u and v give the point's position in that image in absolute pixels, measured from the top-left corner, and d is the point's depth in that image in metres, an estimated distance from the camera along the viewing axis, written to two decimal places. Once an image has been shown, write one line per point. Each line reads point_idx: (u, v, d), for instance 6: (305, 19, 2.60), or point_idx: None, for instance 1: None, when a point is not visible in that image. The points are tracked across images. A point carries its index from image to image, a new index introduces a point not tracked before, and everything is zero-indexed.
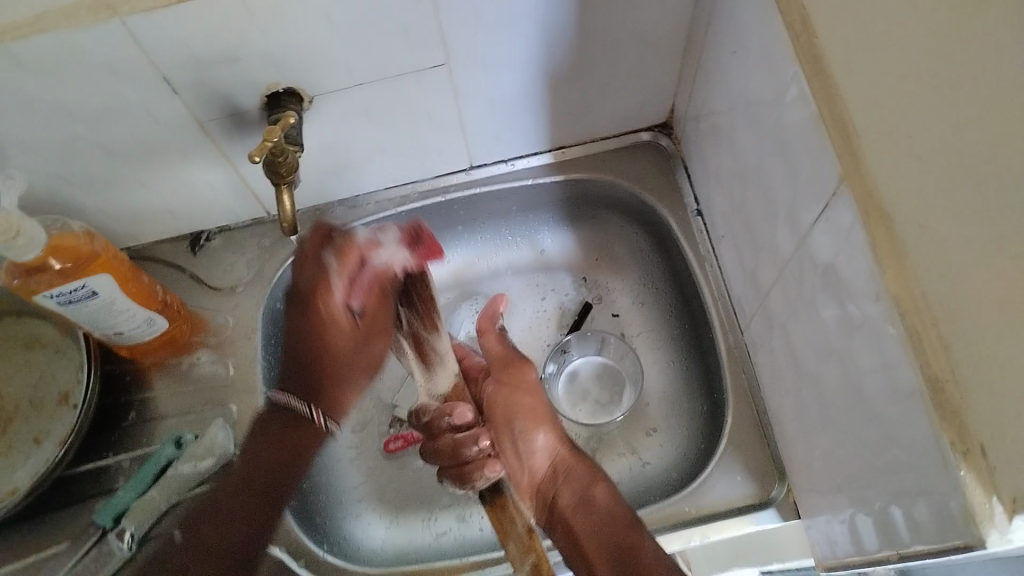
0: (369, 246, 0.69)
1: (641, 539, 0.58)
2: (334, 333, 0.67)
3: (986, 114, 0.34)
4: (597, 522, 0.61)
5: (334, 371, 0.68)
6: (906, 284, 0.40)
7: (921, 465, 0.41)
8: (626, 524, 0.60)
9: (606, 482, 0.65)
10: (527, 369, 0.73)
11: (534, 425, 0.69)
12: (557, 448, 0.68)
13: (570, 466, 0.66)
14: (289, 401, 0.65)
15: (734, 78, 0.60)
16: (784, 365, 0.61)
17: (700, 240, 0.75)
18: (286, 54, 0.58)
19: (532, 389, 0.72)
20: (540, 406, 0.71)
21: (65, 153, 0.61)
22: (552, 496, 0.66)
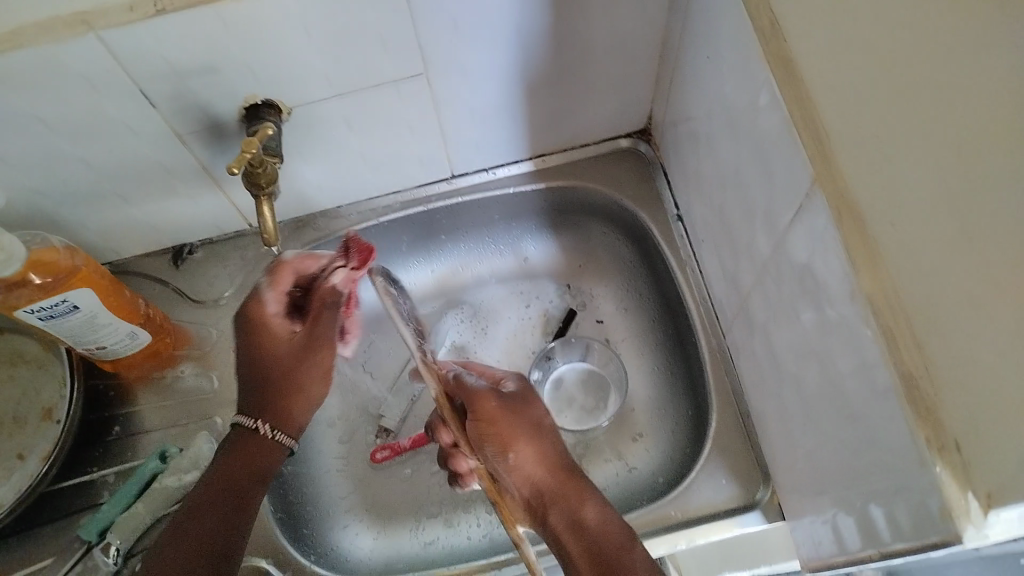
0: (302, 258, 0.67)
1: (632, 561, 0.52)
2: (270, 344, 0.64)
3: (966, 118, 0.35)
4: (589, 544, 0.54)
5: (284, 378, 0.64)
6: (879, 283, 0.40)
7: (900, 463, 0.42)
8: (617, 544, 0.53)
9: (596, 497, 0.57)
10: (485, 396, 0.60)
11: (505, 447, 0.58)
12: (537, 470, 0.58)
13: (554, 486, 0.57)
14: (245, 419, 0.62)
15: (709, 84, 0.60)
16: (766, 367, 0.61)
17: (681, 244, 0.75)
18: (264, 65, 0.58)
19: (503, 412, 0.59)
20: (511, 426, 0.59)
21: (45, 168, 0.61)
22: (541, 517, 0.57)
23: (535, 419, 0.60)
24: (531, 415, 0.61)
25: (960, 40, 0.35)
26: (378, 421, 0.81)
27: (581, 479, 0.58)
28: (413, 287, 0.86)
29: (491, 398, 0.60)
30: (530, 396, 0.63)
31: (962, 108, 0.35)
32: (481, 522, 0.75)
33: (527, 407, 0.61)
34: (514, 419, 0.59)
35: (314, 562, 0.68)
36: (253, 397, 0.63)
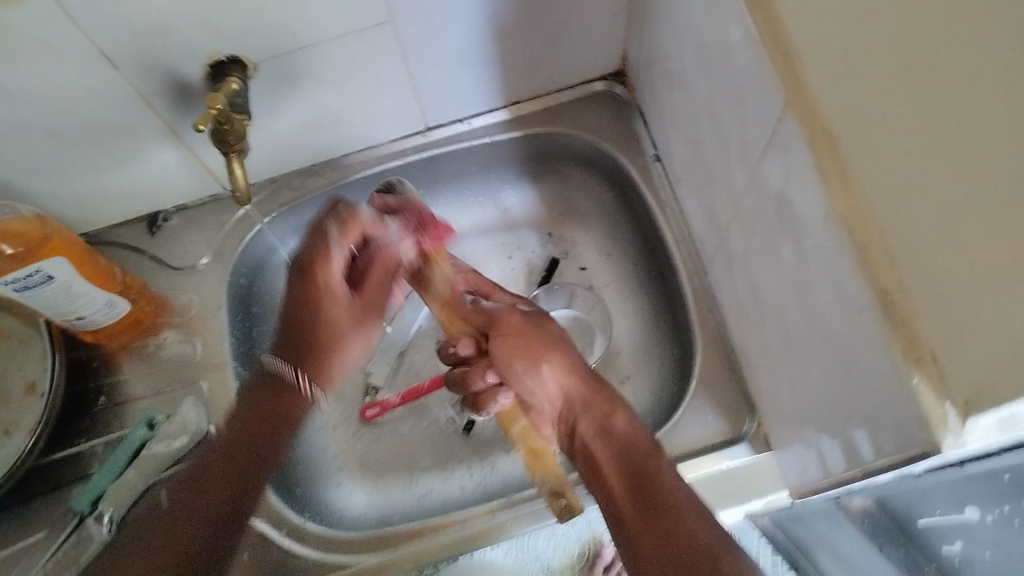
0: (374, 225, 0.65)
1: (660, 468, 0.55)
2: (333, 307, 0.63)
3: (913, 22, 0.34)
4: (616, 450, 0.58)
5: (328, 341, 0.63)
6: (852, 201, 0.40)
7: (879, 381, 0.42)
8: (645, 452, 0.56)
9: (625, 409, 0.61)
10: (508, 315, 0.68)
11: (536, 359, 0.65)
12: (567, 381, 0.64)
13: (584, 396, 0.63)
14: (284, 371, 0.62)
15: (679, 19, 0.60)
16: (747, 301, 0.61)
17: (660, 186, 0.75)
18: (226, 16, 0.57)
19: (526, 329, 0.67)
20: (537, 339, 0.66)
21: (7, 137, 0.60)
22: (573, 424, 0.62)
23: (557, 334, 0.67)
24: (552, 331, 0.68)
25: None
26: (366, 380, 0.81)
27: (610, 390, 0.63)
28: None
29: (515, 316, 0.68)
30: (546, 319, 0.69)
31: (906, 12, 0.35)
32: (474, 472, 0.75)
33: (548, 324, 0.68)
34: (540, 334, 0.67)
35: (309, 519, 0.68)
36: (293, 342, 0.63)
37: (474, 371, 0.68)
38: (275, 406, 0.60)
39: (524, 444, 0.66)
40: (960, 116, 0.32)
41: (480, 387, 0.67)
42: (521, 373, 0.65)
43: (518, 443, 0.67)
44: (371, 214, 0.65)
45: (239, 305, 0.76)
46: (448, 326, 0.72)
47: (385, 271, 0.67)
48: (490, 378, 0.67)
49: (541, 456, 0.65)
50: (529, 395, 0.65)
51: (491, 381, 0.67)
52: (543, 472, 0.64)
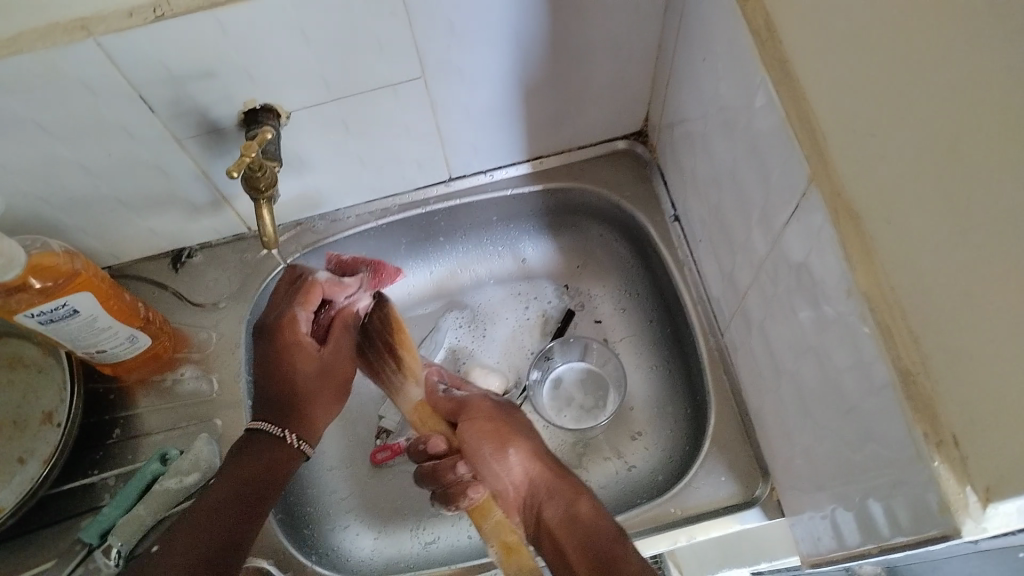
0: (332, 286, 0.73)
1: (626, 553, 0.56)
2: (303, 360, 0.68)
3: (934, 109, 0.35)
4: (583, 536, 0.59)
5: (305, 399, 0.68)
6: (876, 280, 0.41)
7: (898, 458, 0.42)
8: (610, 537, 0.57)
9: (590, 495, 0.62)
10: (479, 401, 0.71)
11: (503, 444, 0.66)
12: (532, 465, 0.65)
13: (548, 480, 0.63)
14: (268, 428, 0.65)
15: (705, 86, 0.61)
16: (764, 366, 0.61)
17: (679, 245, 0.76)
18: (263, 68, 0.58)
19: (494, 413, 0.69)
20: (505, 426, 0.68)
21: (42, 174, 0.61)
22: (538, 511, 0.63)
23: (524, 423, 0.69)
24: (520, 419, 0.70)
25: (918, 31, 0.36)
26: (378, 423, 0.81)
27: (574, 476, 0.64)
28: (411, 289, 0.86)
29: (486, 402, 0.70)
30: (513, 411, 0.71)
31: (927, 99, 0.36)
32: None
33: (518, 413, 0.71)
34: (506, 421, 0.69)
35: (315, 563, 0.68)
36: (275, 400, 0.67)
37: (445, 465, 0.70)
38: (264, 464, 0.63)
39: (497, 539, 0.66)
40: (979, 204, 0.33)
41: (454, 479, 0.69)
42: (488, 458, 0.66)
43: (492, 538, 0.66)
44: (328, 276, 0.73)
45: None
46: (420, 425, 0.74)
47: (345, 325, 0.74)
48: (463, 469, 0.68)
49: (514, 550, 0.65)
50: (496, 480, 0.66)
51: (464, 474, 0.68)
52: (521, 570, 0.64)
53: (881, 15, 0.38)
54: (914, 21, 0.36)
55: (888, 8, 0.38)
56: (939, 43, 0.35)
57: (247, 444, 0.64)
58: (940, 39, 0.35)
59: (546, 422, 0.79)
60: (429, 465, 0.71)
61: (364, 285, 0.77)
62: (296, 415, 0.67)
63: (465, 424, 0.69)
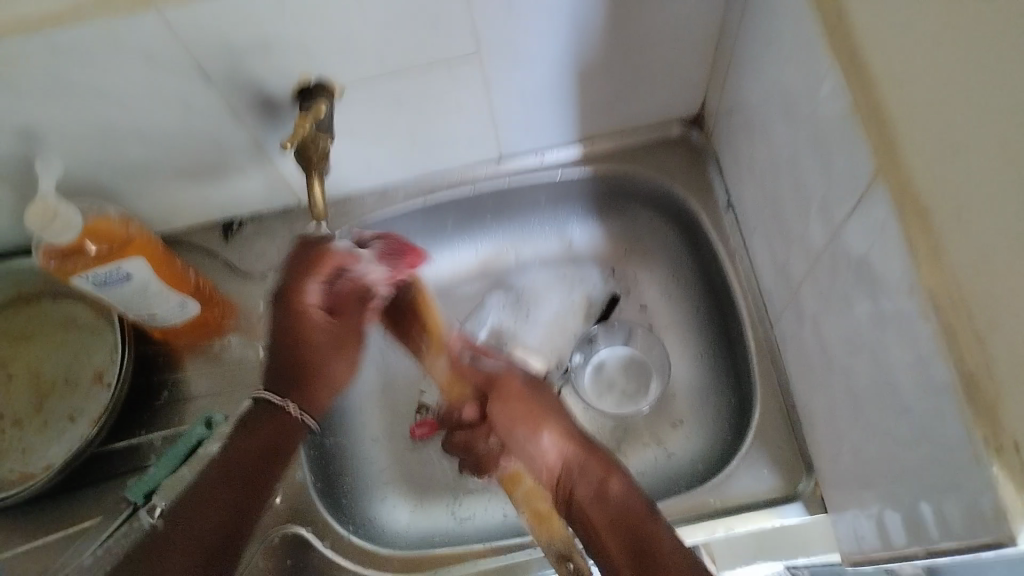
0: (350, 258, 0.67)
1: (655, 530, 0.57)
2: (309, 329, 0.66)
3: (1011, 110, 0.33)
4: (613, 511, 0.59)
5: (311, 364, 0.66)
6: (941, 278, 0.39)
7: (953, 460, 0.41)
8: (644, 515, 0.58)
9: (622, 474, 0.62)
10: (509, 378, 0.71)
11: (534, 426, 0.67)
12: (565, 446, 0.65)
13: (581, 461, 0.63)
14: (270, 396, 0.64)
15: (768, 71, 0.59)
16: (814, 359, 0.60)
17: (731, 233, 0.74)
18: (321, 41, 0.58)
19: (523, 391, 0.69)
20: (533, 406, 0.68)
21: (101, 140, 0.62)
22: (569, 491, 0.63)
23: (554, 399, 0.69)
24: (548, 398, 0.69)
25: (995, 22, 0.33)
26: (419, 398, 0.81)
27: (605, 454, 0.64)
28: (456, 267, 0.86)
29: (516, 380, 0.70)
30: (537, 386, 0.70)
31: (1005, 98, 0.33)
32: None
33: (547, 388, 0.71)
34: (539, 399, 0.69)
35: (353, 533, 0.69)
36: (287, 374, 0.66)
37: (477, 435, 0.73)
38: (274, 431, 0.63)
39: (528, 508, 0.66)
40: None
41: (484, 450, 0.73)
42: (521, 439, 0.68)
43: (522, 505, 0.67)
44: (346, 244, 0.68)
45: None
46: (450, 391, 0.76)
47: (353, 293, 0.70)
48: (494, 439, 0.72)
49: (546, 518, 0.65)
50: (529, 460, 0.67)
51: (494, 444, 0.72)
52: (550, 537, 0.64)
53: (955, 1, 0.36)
54: (990, 11, 0.34)
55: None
56: (1020, 39, 0.32)
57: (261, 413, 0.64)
58: (1020, 34, 0.32)
59: (586, 405, 0.79)
60: (460, 437, 0.75)
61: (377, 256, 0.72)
62: (307, 385, 0.66)
63: (499, 402, 0.70)
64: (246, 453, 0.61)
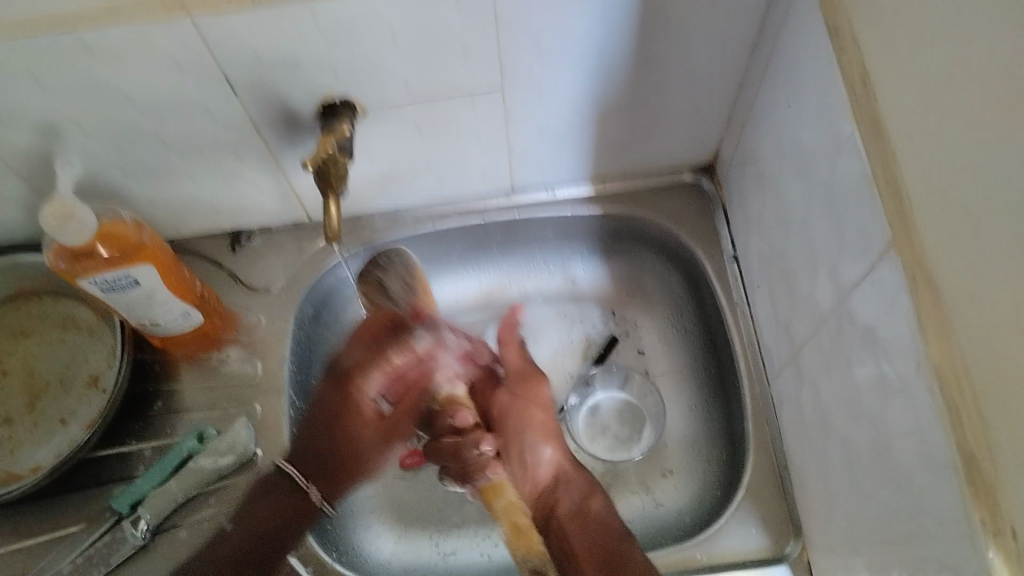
0: (425, 350, 0.72)
1: (629, 551, 0.63)
2: (358, 419, 0.72)
3: None
4: (590, 530, 0.65)
5: (356, 454, 0.73)
6: (948, 354, 0.40)
7: (947, 536, 0.41)
8: (615, 538, 0.64)
9: (601, 493, 0.68)
10: (540, 385, 0.73)
11: (545, 439, 0.71)
12: (564, 463, 0.70)
13: (573, 479, 0.69)
14: (293, 473, 0.69)
15: (786, 131, 0.60)
16: (811, 420, 0.60)
17: (734, 285, 0.75)
18: (349, 62, 0.58)
19: (546, 404, 0.73)
20: (545, 419, 0.72)
21: (121, 144, 0.63)
22: (550, 505, 0.68)
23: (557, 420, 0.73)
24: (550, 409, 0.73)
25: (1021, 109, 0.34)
26: None
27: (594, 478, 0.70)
28: (459, 297, 0.86)
29: (545, 390, 0.73)
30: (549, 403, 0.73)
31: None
32: None
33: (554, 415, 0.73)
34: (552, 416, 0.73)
35: (336, 558, 0.69)
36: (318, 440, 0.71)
37: (467, 444, 0.72)
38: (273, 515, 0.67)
39: (507, 520, 0.70)
40: None
41: (474, 458, 0.72)
42: (527, 445, 0.71)
43: (501, 517, 0.71)
44: (428, 339, 0.72)
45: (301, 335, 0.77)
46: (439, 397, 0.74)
47: (417, 391, 0.74)
48: (488, 448, 0.72)
49: (523, 533, 0.70)
50: (524, 469, 0.70)
51: (487, 452, 0.72)
52: (528, 552, 0.69)
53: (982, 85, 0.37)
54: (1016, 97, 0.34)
55: (987, 77, 0.36)
56: None
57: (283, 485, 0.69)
58: None
59: (578, 446, 0.79)
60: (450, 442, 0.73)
61: (459, 352, 0.75)
62: (337, 476, 0.72)
63: (516, 408, 0.72)
64: (277, 517, 0.67)
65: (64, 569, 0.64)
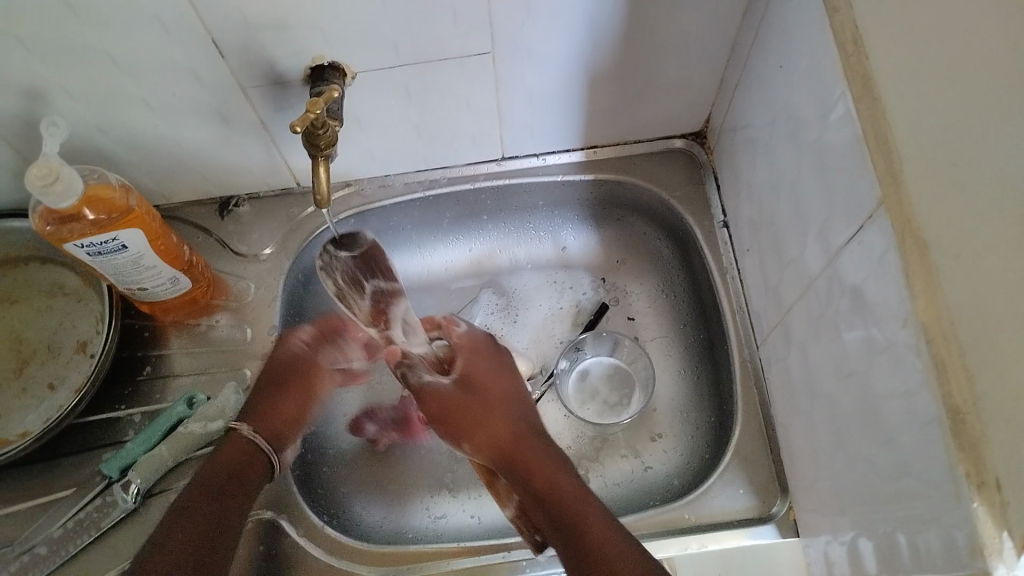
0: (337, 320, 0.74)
1: (586, 523, 0.56)
2: (287, 356, 0.70)
3: (1018, 150, 0.34)
4: (544, 506, 0.58)
5: (279, 393, 0.68)
6: (935, 312, 0.40)
7: (932, 493, 0.42)
8: (566, 501, 0.57)
9: (551, 464, 0.61)
10: (435, 393, 0.69)
11: (463, 439, 0.66)
12: (492, 450, 0.64)
13: (505, 460, 0.63)
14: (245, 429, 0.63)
15: (778, 95, 0.60)
16: (799, 383, 0.61)
17: (725, 251, 0.75)
18: (337, 23, 0.58)
19: (452, 406, 0.68)
20: (459, 418, 0.67)
21: (106, 106, 0.62)
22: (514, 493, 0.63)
23: (484, 398, 0.67)
24: (480, 403, 0.67)
25: (1011, 64, 0.34)
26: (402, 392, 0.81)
27: (531, 446, 0.63)
28: (449, 264, 0.87)
29: (443, 394, 0.69)
30: (470, 390, 0.68)
31: (1012, 137, 0.34)
32: None
33: (479, 391, 0.68)
34: (464, 404, 0.67)
35: (327, 522, 0.69)
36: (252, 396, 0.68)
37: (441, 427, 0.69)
38: (238, 455, 0.61)
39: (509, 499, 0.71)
40: None
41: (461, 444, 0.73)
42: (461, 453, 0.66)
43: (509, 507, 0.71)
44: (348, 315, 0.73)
45: (291, 301, 0.77)
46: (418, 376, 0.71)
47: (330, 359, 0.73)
48: None
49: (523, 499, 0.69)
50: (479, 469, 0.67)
51: None
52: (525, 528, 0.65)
53: (972, 41, 0.37)
54: (1005, 52, 0.34)
55: (980, 32, 0.36)
56: None
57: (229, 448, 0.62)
58: None
59: (568, 411, 0.79)
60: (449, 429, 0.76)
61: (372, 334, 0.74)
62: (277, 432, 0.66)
63: (471, 398, 0.67)
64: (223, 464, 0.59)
65: (54, 532, 0.63)
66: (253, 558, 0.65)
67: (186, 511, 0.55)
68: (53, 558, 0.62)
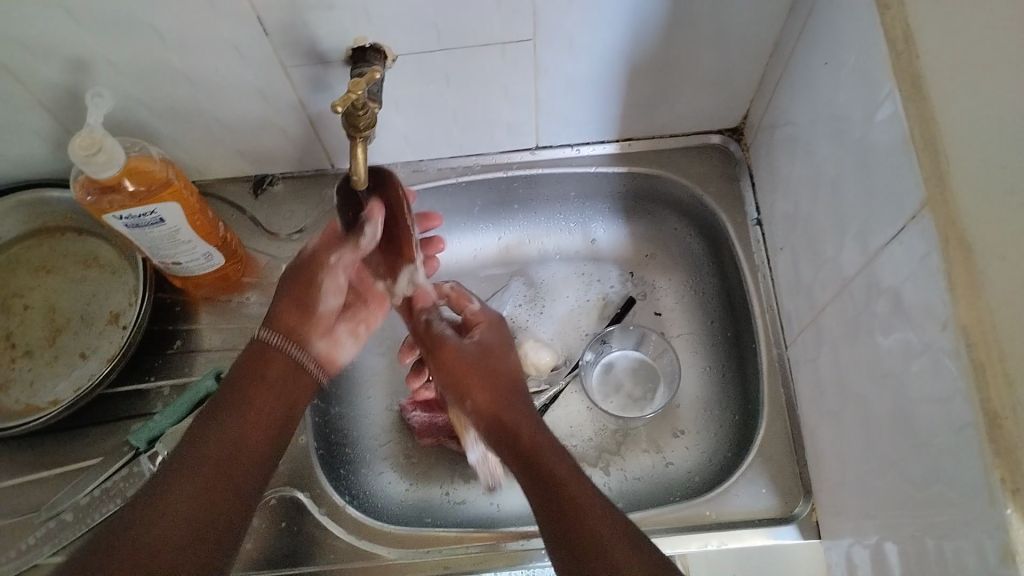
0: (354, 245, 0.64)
1: (565, 488, 0.55)
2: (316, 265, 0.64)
3: None
4: (526, 467, 0.58)
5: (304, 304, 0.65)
6: (977, 315, 0.40)
7: (964, 499, 0.41)
8: (548, 462, 0.57)
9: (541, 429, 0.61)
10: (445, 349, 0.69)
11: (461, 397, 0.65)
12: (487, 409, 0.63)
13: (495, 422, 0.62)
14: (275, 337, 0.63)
15: (821, 93, 0.59)
16: (829, 385, 0.61)
17: (756, 250, 0.74)
18: (381, 5, 0.58)
19: (457, 361, 0.67)
20: (459, 375, 0.66)
21: (149, 81, 0.63)
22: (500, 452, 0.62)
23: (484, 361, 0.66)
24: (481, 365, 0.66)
25: None
26: None
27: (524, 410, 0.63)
28: (478, 252, 0.87)
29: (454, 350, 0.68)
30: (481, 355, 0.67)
31: None
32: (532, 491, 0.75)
33: (492, 358, 0.67)
34: (468, 363, 0.67)
35: (348, 501, 0.70)
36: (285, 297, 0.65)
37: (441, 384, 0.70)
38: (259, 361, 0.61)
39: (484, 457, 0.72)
40: None
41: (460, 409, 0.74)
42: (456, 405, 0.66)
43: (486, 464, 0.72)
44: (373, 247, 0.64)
45: None
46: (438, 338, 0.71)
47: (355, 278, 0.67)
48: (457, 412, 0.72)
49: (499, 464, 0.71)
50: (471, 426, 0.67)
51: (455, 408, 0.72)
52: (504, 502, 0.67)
53: None
54: None
55: None
56: None
57: (252, 351, 0.62)
58: None
59: (591, 403, 0.79)
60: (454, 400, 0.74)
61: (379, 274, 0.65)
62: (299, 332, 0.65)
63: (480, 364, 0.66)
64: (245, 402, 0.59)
65: (82, 499, 0.64)
66: (273, 534, 0.66)
67: (226, 424, 0.56)
68: (81, 524, 0.63)
